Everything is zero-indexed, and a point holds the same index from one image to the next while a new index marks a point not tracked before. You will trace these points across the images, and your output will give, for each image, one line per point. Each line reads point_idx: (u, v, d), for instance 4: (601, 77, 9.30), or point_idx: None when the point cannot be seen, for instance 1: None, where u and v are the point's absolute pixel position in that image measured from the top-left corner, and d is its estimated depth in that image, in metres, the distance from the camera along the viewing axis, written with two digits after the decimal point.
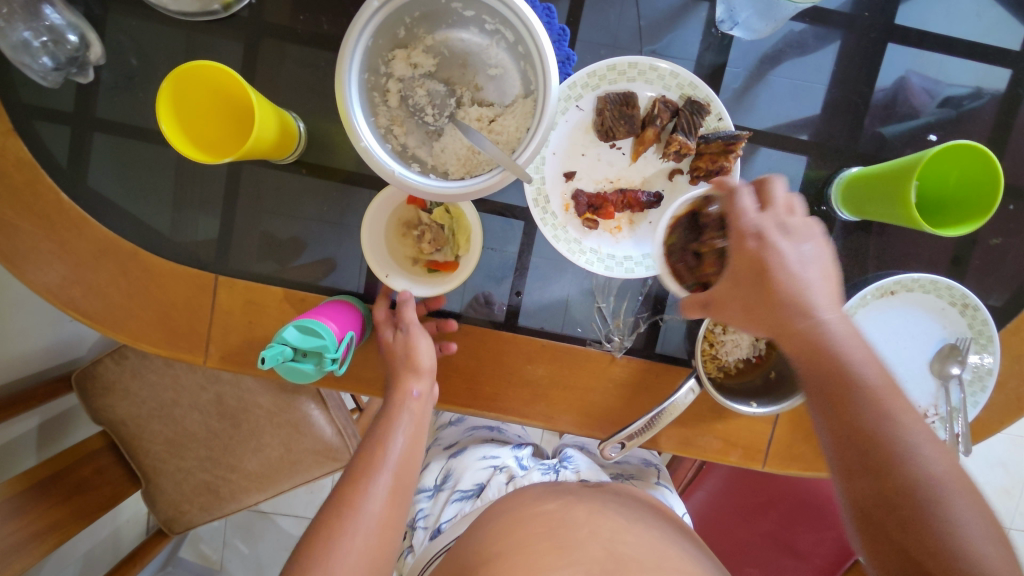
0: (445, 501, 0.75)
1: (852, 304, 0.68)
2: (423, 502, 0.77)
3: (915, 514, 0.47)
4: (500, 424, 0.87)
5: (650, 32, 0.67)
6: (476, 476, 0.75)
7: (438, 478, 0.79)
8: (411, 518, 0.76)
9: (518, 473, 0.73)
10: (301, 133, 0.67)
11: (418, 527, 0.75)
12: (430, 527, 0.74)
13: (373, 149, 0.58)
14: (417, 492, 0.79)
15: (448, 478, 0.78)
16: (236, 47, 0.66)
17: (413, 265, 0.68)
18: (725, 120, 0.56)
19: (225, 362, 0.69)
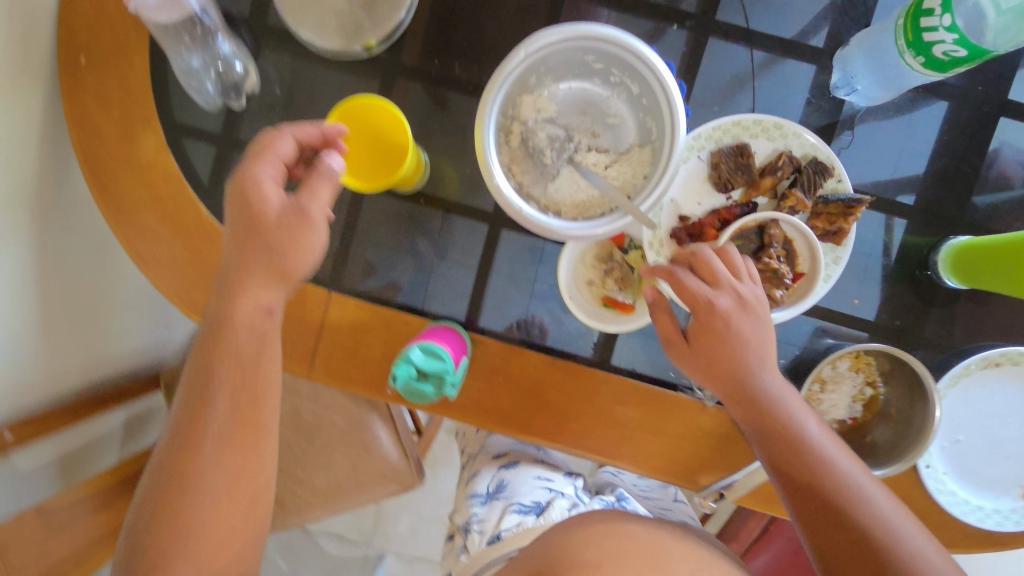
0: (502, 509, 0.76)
1: (954, 372, 0.67)
2: (477, 506, 0.79)
3: (853, 512, 0.53)
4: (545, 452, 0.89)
5: (762, 92, 0.70)
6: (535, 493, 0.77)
7: (490, 485, 0.81)
8: (465, 521, 0.77)
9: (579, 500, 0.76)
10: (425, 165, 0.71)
11: (473, 529, 0.75)
12: (486, 531, 0.74)
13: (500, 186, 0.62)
14: (472, 496, 0.81)
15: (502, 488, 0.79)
16: (372, 85, 0.72)
17: (591, 292, 0.70)
18: (844, 183, 0.59)
19: (328, 376, 0.72)
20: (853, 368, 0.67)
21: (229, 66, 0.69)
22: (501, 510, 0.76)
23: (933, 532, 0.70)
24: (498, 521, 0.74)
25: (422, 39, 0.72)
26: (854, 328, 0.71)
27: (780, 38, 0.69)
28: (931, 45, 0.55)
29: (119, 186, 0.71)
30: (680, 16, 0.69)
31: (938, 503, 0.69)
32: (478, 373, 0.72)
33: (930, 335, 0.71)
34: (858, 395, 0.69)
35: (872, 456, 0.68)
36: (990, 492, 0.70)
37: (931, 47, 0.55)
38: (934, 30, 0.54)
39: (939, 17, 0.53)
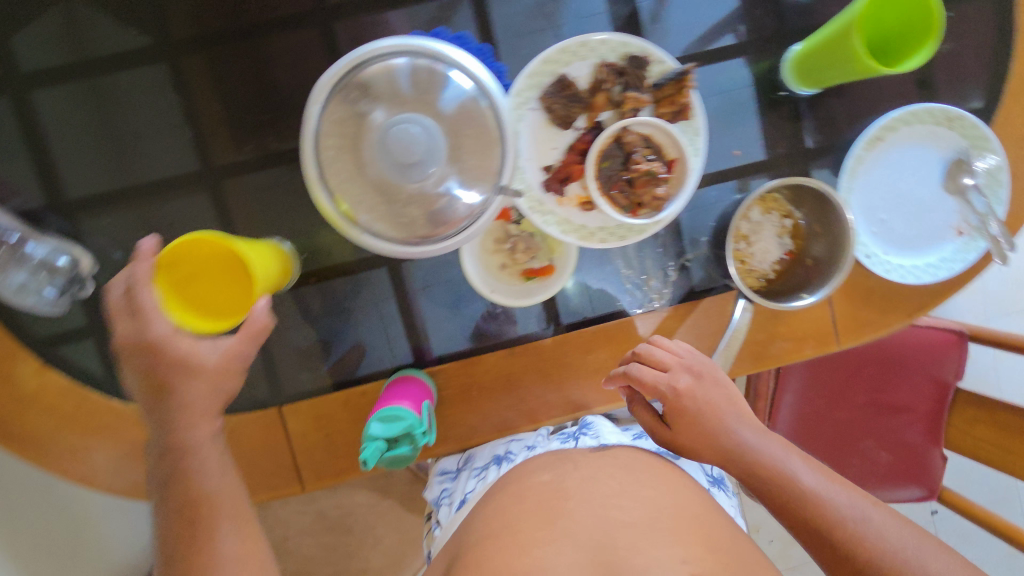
0: (465, 477, 0.75)
1: (847, 167, 0.70)
2: (447, 481, 0.78)
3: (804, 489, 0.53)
4: None
5: (557, 14, 0.70)
6: (493, 450, 0.75)
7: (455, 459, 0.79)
8: (436, 495, 0.77)
9: (541, 438, 0.74)
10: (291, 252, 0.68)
11: (443, 503, 0.76)
12: (453, 500, 0.74)
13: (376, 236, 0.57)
14: (441, 474, 0.79)
15: (466, 458, 0.78)
16: (203, 201, 0.68)
17: (509, 274, 0.69)
18: (667, 62, 0.59)
19: (321, 481, 0.71)
20: (765, 211, 0.70)
21: (52, 262, 0.66)
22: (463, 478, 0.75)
23: (902, 308, 0.74)
24: (462, 488, 0.74)
25: (224, 132, 0.68)
26: (748, 176, 0.73)
27: None
28: None
29: (22, 426, 0.66)
30: None
31: (893, 282, 0.73)
32: (455, 400, 0.72)
33: (814, 144, 0.73)
34: (782, 230, 0.71)
35: (819, 275, 0.68)
36: (931, 246, 0.73)
37: None
38: None
39: None
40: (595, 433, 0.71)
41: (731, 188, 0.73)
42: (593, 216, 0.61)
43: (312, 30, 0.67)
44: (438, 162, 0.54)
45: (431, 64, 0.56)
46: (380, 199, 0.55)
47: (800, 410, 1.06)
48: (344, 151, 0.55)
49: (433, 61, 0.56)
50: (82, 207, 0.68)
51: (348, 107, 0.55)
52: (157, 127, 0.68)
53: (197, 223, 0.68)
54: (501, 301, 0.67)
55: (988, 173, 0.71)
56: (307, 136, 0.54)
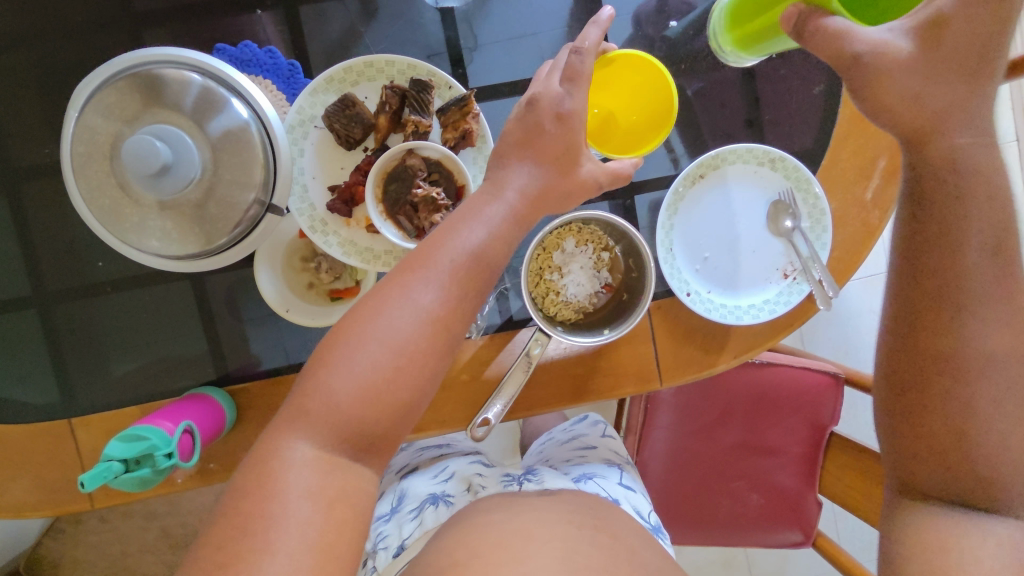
0: (403, 519, 0.77)
1: (666, 203, 0.70)
2: (382, 526, 0.79)
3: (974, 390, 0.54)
4: (447, 442, 0.92)
5: (379, 34, 0.69)
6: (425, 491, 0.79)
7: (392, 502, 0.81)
8: (374, 541, 0.77)
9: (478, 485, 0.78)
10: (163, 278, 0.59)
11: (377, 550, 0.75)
12: (390, 545, 0.75)
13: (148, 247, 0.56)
14: (377, 519, 0.80)
15: (401, 500, 0.80)
16: (1, 204, 0.66)
17: (316, 293, 0.68)
18: (455, 87, 0.59)
19: (110, 500, 0.68)
20: (580, 242, 0.69)
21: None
22: (398, 522, 0.77)
23: (728, 348, 0.73)
24: (399, 534, 0.75)
25: (24, 136, 0.66)
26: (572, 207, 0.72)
27: None
28: None
29: None
30: None
31: (715, 322, 0.71)
32: (257, 422, 0.69)
33: (640, 179, 0.72)
34: (599, 263, 0.70)
35: (629, 310, 0.67)
36: (755, 288, 0.72)
37: None
38: None
39: None
40: (539, 479, 0.78)
41: None
42: (379, 240, 0.61)
43: (119, 40, 0.66)
44: (185, 187, 0.52)
45: (220, 88, 0.55)
46: (127, 206, 0.54)
47: (671, 444, 1.03)
48: (101, 152, 0.54)
49: (223, 87, 0.55)
50: None
51: (116, 111, 0.54)
52: None
53: None
54: (297, 321, 0.65)
55: (810, 217, 0.70)
56: (68, 129, 0.54)
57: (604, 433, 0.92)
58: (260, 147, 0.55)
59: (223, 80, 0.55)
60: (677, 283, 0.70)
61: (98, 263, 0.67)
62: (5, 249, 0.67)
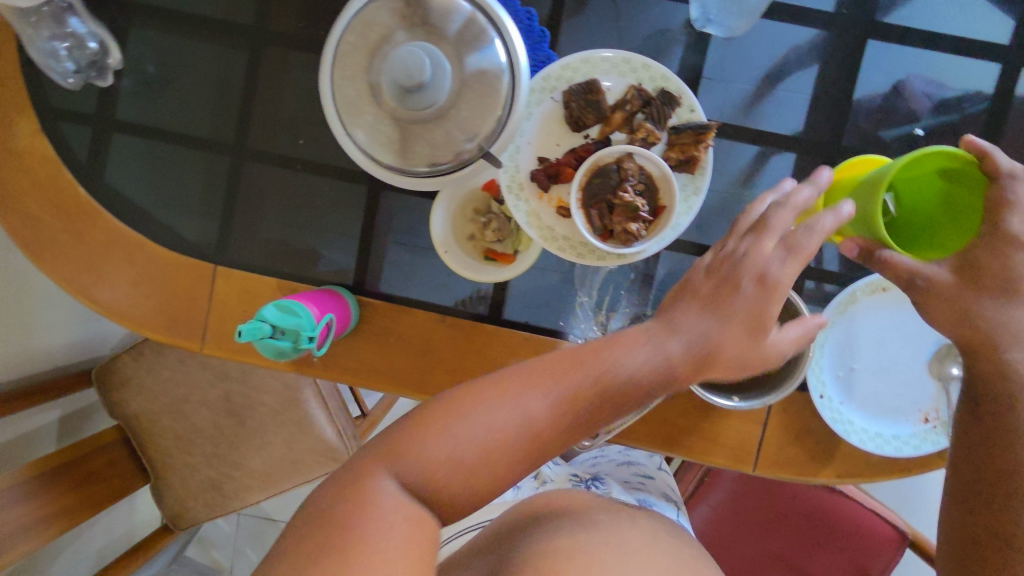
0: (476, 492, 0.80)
1: (838, 300, 0.67)
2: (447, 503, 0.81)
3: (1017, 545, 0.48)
4: None
5: (630, 32, 0.69)
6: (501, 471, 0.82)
7: None
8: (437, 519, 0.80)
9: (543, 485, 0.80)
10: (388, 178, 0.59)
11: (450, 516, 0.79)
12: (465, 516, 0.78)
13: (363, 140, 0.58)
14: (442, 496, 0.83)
15: None
16: (242, 56, 0.71)
17: (474, 247, 0.70)
18: (697, 112, 0.58)
19: (220, 350, 0.72)
20: None
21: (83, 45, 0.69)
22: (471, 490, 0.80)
23: (831, 463, 0.70)
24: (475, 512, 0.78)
25: (286, 4, 0.70)
26: None
27: None
28: None
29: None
30: None
31: (835, 433, 0.69)
32: (371, 338, 0.72)
33: (817, 267, 0.70)
34: None
35: (762, 387, 0.66)
36: (888, 420, 0.69)
37: None
38: None
39: None
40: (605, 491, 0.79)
41: None
42: (563, 224, 0.61)
43: None
44: (426, 108, 0.54)
45: (484, 23, 0.56)
46: (364, 108, 0.56)
47: (711, 529, 1.01)
48: (361, 51, 0.56)
49: (486, 22, 0.56)
50: (141, 13, 0.71)
51: (386, 15, 0.56)
52: None
53: (226, 71, 0.71)
54: (451, 265, 0.66)
55: None
56: (340, 23, 0.56)
57: (661, 466, 0.92)
58: (502, 94, 0.56)
59: (487, 14, 0.56)
60: (815, 382, 0.68)
61: (298, 141, 0.71)
62: (228, 96, 0.71)
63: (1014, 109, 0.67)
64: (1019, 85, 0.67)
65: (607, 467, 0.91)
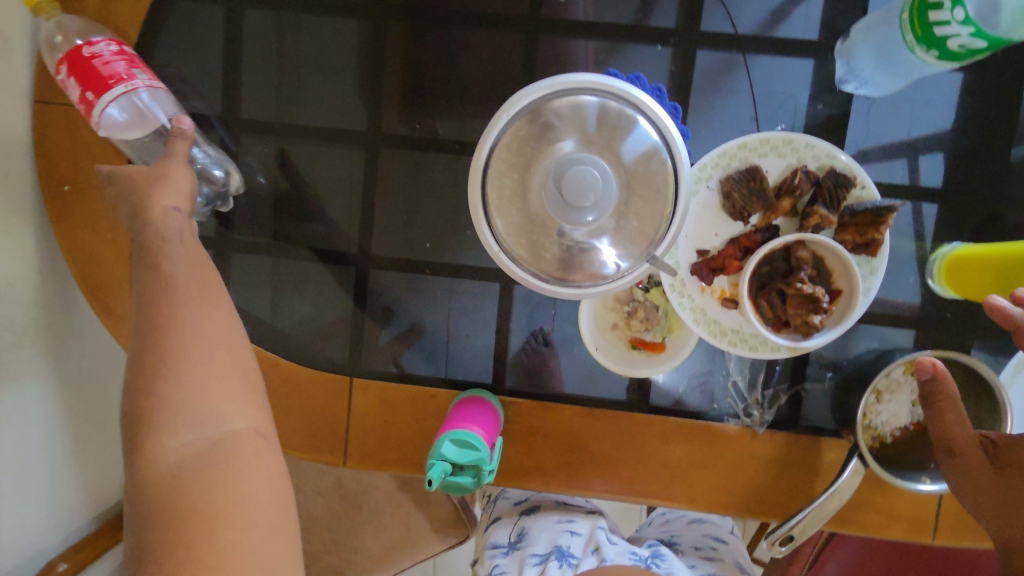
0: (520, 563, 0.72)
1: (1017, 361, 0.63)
2: (499, 557, 0.75)
3: None
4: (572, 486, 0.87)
5: (762, 96, 0.66)
6: (554, 540, 0.74)
7: (511, 535, 0.77)
8: (487, 571, 0.74)
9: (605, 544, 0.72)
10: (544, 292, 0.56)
11: None
12: None
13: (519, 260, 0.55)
14: (492, 547, 0.77)
15: (521, 537, 0.76)
16: (356, 161, 0.69)
17: (618, 336, 0.66)
18: (869, 189, 0.55)
19: (363, 463, 0.71)
20: (909, 372, 0.63)
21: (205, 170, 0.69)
22: (519, 561, 0.73)
23: None
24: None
25: (399, 106, 0.69)
26: (900, 327, 0.66)
27: (773, 39, 0.65)
28: (943, 39, 0.47)
29: (125, 308, 0.70)
30: (662, 34, 0.66)
31: None
32: (516, 437, 0.69)
33: (988, 323, 0.65)
34: (918, 398, 0.64)
35: (946, 462, 0.63)
36: None
37: (943, 41, 0.47)
38: (945, 23, 0.46)
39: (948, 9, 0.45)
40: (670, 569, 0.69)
41: (875, 332, 0.67)
42: (729, 316, 0.58)
43: (516, 39, 0.68)
44: (599, 214, 0.52)
45: (623, 107, 0.53)
46: (530, 227, 0.54)
47: None
48: (514, 169, 0.54)
49: (626, 105, 0.53)
50: (249, 127, 0.69)
51: (530, 127, 0.54)
52: (341, 77, 0.69)
53: (342, 179, 0.70)
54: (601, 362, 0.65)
55: None
56: (483, 147, 0.54)
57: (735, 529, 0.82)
58: (667, 176, 0.53)
59: (623, 95, 0.53)
60: None
61: (426, 244, 0.70)
62: (345, 204, 0.70)
63: None
64: None
65: (677, 527, 0.83)
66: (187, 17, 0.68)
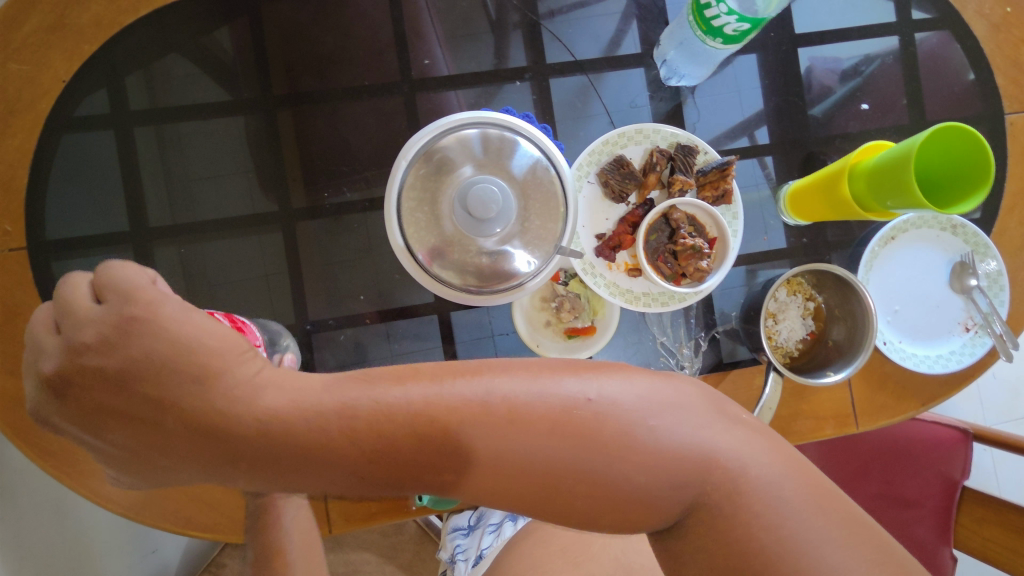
0: (482, 535, 0.76)
1: (866, 260, 0.77)
2: (460, 538, 0.77)
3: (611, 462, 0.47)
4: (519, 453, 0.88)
5: (612, 104, 0.79)
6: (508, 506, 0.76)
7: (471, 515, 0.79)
8: (450, 552, 0.77)
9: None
10: (474, 300, 0.63)
11: (460, 559, 0.76)
12: (470, 556, 0.75)
13: (443, 279, 0.62)
14: (453, 529, 0.78)
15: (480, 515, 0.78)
16: (275, 239, 0.74)
17: (553, 331, 0.73)
18: (711, 153, 0.67)
19: (350, 524, 0.71)
20: (790, 292, 0.75)
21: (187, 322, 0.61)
22: (480, 535, 0.76)
23: (915, 395, 0.78)
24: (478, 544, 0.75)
25: (303, 181, 0.75)
26: (774, 261, 0.79)
27: (606, 57, 0.79)
28: (721, 27, 0.61)
29: (63, 443, 0.68)
30: (518, 72, 0.78)
31: (908, 369, 0.78)
32: None
33: (835, 238, 0.80)
34: (805, 312, 0.76)
35: (843, 356, 0.74)
36: (941, 341, 0.79)
37: (722, 29, 0.60)
38: (717, 16, 0.59)
39: (716, 6, 0.59)
40: None
41: (756, 270, 0.79)
42: (639, 283, 0.67)
43: (396, 100, 0.77)
44: (507, 220, 0.60)
45: (502, 131, 0.62)
46: (452, 248, 0.62)
47: None
48: (424, 203, 0.62)
49: (501, 129, 0.62)
50: (164, 234, 0.73)
51: (428, 166, 0.62)
52: (239, 167, 0.74)
53: (266, 261, 0.74)
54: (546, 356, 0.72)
55: (987, 277, 0.77)
56: (391, 189, 0.61)
57: None
58: (553, 177, 0.62)
59: (497, 122, 0.62)
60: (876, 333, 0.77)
61: (360, 297, 0.74)
62: (275, 282, 0.73)
63: (922, 64, 0.82)
64: (918, 46, 0.82)
65: None
66: (82, 150, 0.72)
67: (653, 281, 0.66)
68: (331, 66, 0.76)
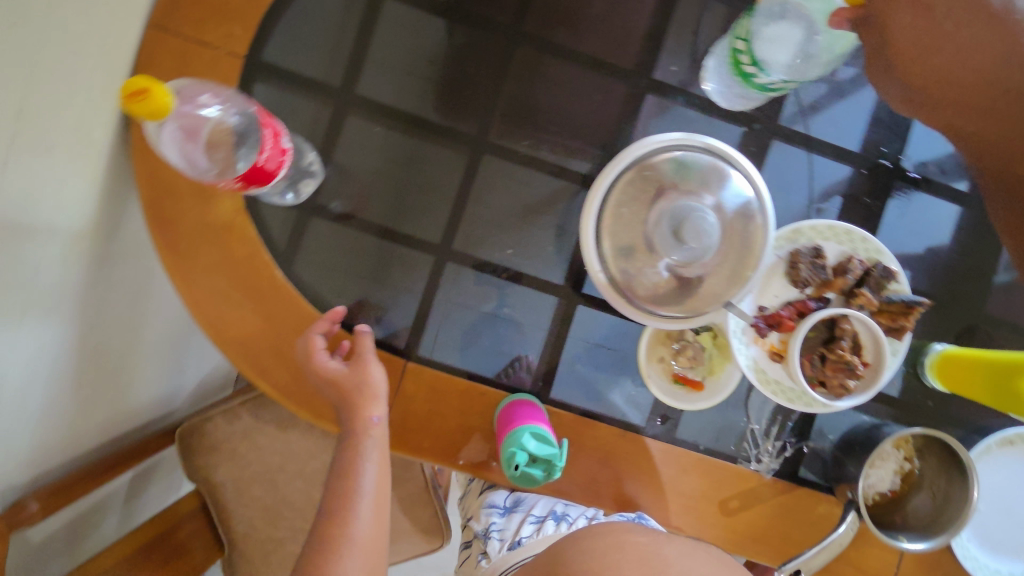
0: (520, 519, 0.76)
1: (980, 451, 0.75)
2: (495, 516, 0.78)
3: None
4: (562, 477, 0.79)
5: (817, 190, 0.77)
6: (550, 505, 0.78)
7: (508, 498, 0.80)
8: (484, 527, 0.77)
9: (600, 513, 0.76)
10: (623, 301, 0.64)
11: (494, 536, 0.76)
12: (507, 538, 0.75)
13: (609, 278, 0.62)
14: (489, 507, 0.79)
15: (518, 501, 0.79)
16: (456, 159, 0.74)
17: (663, 369, 0.73)
18: (902, 284, 0.66)
19: (398, 447, 0.72)
20: (895, 446, 0.73)
21: (229, 121, 0.56)
22: (518, 520, 0.76)
23: None
24: (517, 529, 0.75)
25: (507, 119, 0.74)
26: (891, 408, 0.78)
27: (835, 144, 0.77)
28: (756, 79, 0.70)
29: (190, 247, 0.69)
30: (749, 118, 0.76)
31: (964, 569, 0.76)
32: None
33: (956, 415, 0.78)
34: (897, 470, 0.74)
35: (916, 528, 0.72)
36: (1007, 559, 0.76)
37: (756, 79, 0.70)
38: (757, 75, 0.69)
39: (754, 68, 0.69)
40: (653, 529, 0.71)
41: (869, 407, 0.78)
42: (776, 369, 0.66)
43: (625, 88, 0.76)
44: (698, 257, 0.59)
45: (730, 171, 0.62)
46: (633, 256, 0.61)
47: None
48: (630, 203, 0.61)
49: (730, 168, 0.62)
50: (362, 106, 0.73)
51: (648, 171, 0.62)
52: (457, 76, 0.74)
53: (440, 175, 0.74)
54: (649, 388, 0.72)
55: None
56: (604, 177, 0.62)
57: None
58: (758, 231, 0.61)
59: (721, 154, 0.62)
60: None
61: (507, 251, 0.74)
62: (439, 198, 0.74)
63: None
64: None
65: None
66: None
67: (789, 375, 0.65)
68: (582, 28, 0.76)
